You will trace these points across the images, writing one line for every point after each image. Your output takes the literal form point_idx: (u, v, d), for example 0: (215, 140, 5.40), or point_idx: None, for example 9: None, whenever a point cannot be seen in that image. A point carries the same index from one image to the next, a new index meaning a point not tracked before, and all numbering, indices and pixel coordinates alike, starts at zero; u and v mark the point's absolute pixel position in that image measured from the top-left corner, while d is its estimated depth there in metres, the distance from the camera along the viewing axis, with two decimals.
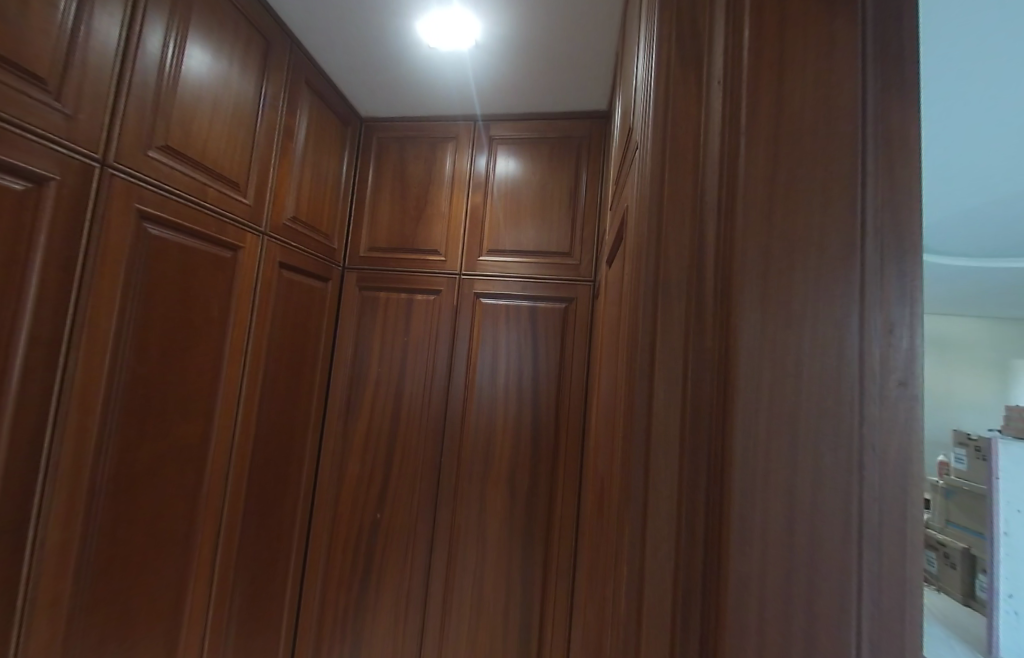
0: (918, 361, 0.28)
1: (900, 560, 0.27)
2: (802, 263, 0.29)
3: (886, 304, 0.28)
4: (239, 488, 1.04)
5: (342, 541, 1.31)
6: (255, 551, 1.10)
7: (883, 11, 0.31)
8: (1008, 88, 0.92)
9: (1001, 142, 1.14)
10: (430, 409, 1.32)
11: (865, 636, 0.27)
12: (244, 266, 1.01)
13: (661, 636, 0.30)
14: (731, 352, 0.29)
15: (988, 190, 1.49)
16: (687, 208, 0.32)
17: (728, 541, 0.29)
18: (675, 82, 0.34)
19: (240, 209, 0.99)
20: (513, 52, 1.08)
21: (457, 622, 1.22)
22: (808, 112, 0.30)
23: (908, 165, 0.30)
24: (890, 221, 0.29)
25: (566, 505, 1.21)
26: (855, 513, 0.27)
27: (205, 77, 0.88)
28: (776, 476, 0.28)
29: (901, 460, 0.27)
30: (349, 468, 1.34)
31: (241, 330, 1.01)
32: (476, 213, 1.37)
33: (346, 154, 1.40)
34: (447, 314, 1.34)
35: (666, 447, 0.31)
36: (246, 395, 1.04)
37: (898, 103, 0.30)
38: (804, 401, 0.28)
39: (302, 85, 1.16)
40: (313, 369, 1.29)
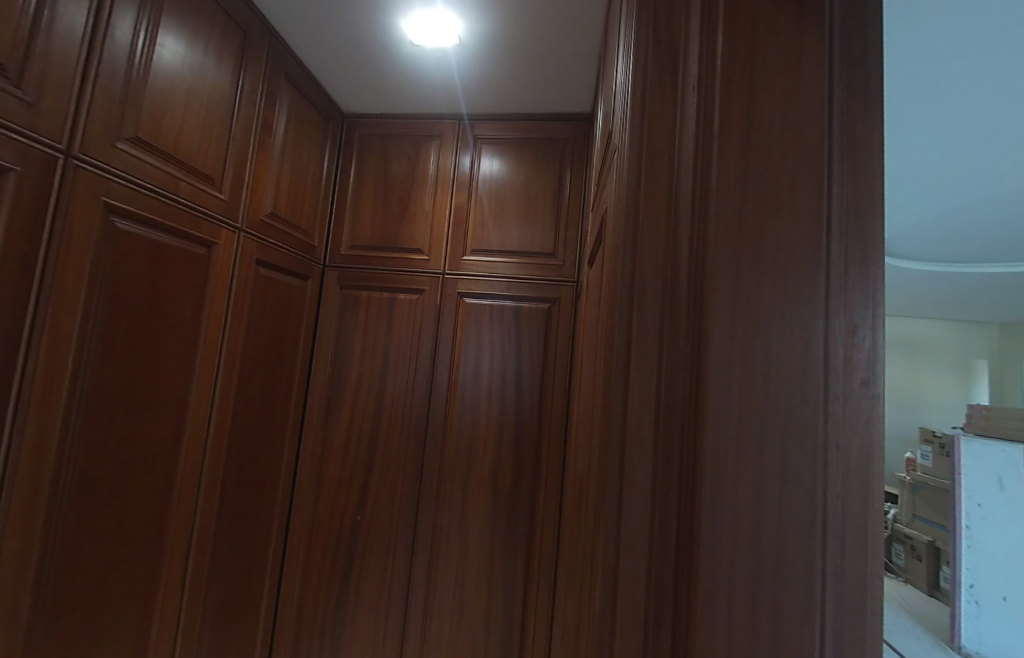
0: (879, 361, 0.29)
1: (861, 553, 0.28)
2: (771, 266, 0.30)
3: (850, 305, 0.29)
4: (213, 491, 1.01)
5: (321, 544, 1.29)
6: (229, 556, 1.07)
7: (849, 22, 0.31)
8: (965, 100, 0.97)
9: (958, 152, 1.20)
10: (412, 408, 1.30)
11: (829, 627, 0.28)
12: (219, 263, 0.98)
13: (634, 631, 0.30)
14: (702, 352, 0.30)
15: (949, 198, 1.56)
16: (661, 210, 0.32)
17: (699, 536, 0.29)
18: (652, 85, 0.34)
19: (214, 204, 0.96)
20: (497, 51, 1.07)
21: (439, 622, 1.21)
22: (778, 119, 0.30)
23: (872, 173, 0.31)
24: (854, 226, 0.30)
25: (548, 503, 1.22)
26: (820, 508, 0.28)
27: (179, 68, 0.85)
28: (745, 474, 0.29)
29: (863, 455, 0.28)
30: (329, 471, 1.31)
31: (215, 329, 0.98)
32: (460, 212, 1.36)
33: (326, 150, 1.37)
34: (430, 313, 1.33)
35: (641, 447, 0.31)
36: (221, 396, 1.01)
37: (862, 112, 0.31)
38: (771, 400, 0.29)
39: (280, 79, 1.14)
40: (291, 369, 1.27)
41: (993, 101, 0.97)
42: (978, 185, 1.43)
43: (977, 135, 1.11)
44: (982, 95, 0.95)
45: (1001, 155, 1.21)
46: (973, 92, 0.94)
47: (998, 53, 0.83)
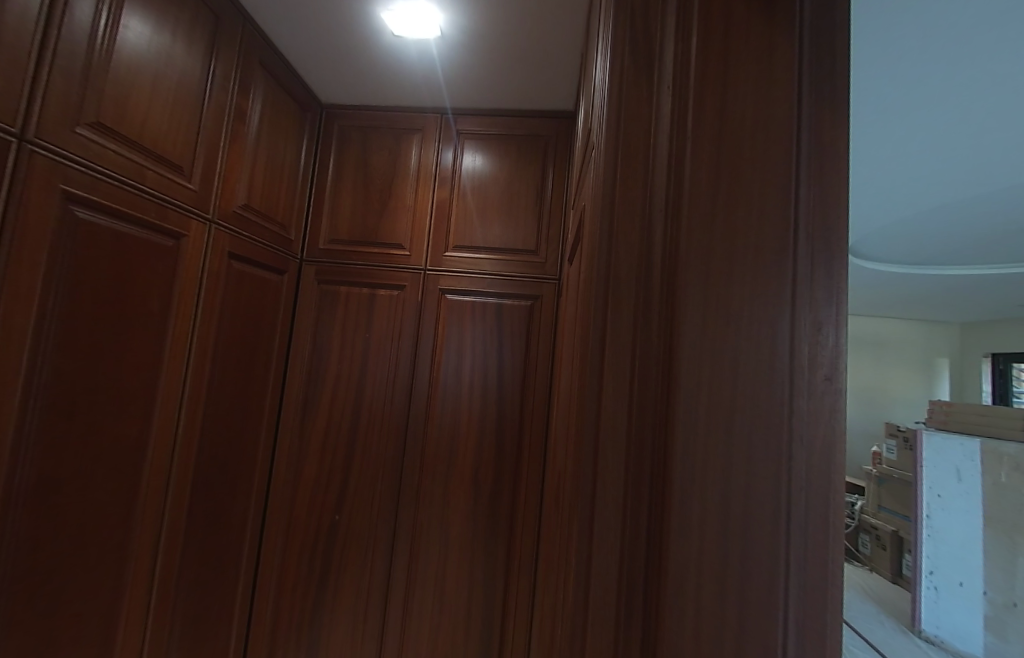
0: (843, 357, 0.30)
1: (823, 542, 0.29)
2: (740, 266, 0.30)
3: (816, 304, 0.30)
4: (182, 491, 0.97)
5: (298, 545, 1.26)
6: (200, 558, 1.04)
7: (818, 25, 0.32)
8: (934, 76, 1.00)
9: (929, 136, 1.25)
10: (393, 406, 1.29)
11: (792, 616, 0.28)
12: (188, 255, 0.95)
13: (606, 625, 0.31)
14: (675, 349, 0.30)
15: (919, 191, 1.63)
16: (636, 207, 0.33)
17: (669, 528, 0.30)
18: (628, 82, 0.34)
19: (184, 194, 0.93)
20: (479, 45, 1.06)
21: (419, 620, 1.21)
22: (749, 120, 0.31)
23: (838, 175, 0.31)
24: (820, 226, 0.31)
25: (529, 500, 1.23)
26: (784, 500, 0.29)
27: (146, 52, 0.82)
28: (713, 468, 0.29)
29: (827, 449, 0.29)
30: (306, 470, 1.29)
31: (185, 324, 0.95)
32: (443, 208, 1.35)
33: (304, 141, 1.34)
34: (411, 310, 1.32)
35: (614, 442, 0.32)
36: (191, 395, 0.97)
37: (829, 115, 0.32)
38: (739, 395, 0.29)
39: (255, 66, 1.10)
40: (267, 366, 1.23)
41: (961, 79, 1.00)
42: (946, 177, 1.50)
43: (947, 116, 1.15)
44: (953, 69, 0.98)
45: (969, 141, 1.25)
46: (945, 65, 0.97)
47: (966, 24, 0.86)
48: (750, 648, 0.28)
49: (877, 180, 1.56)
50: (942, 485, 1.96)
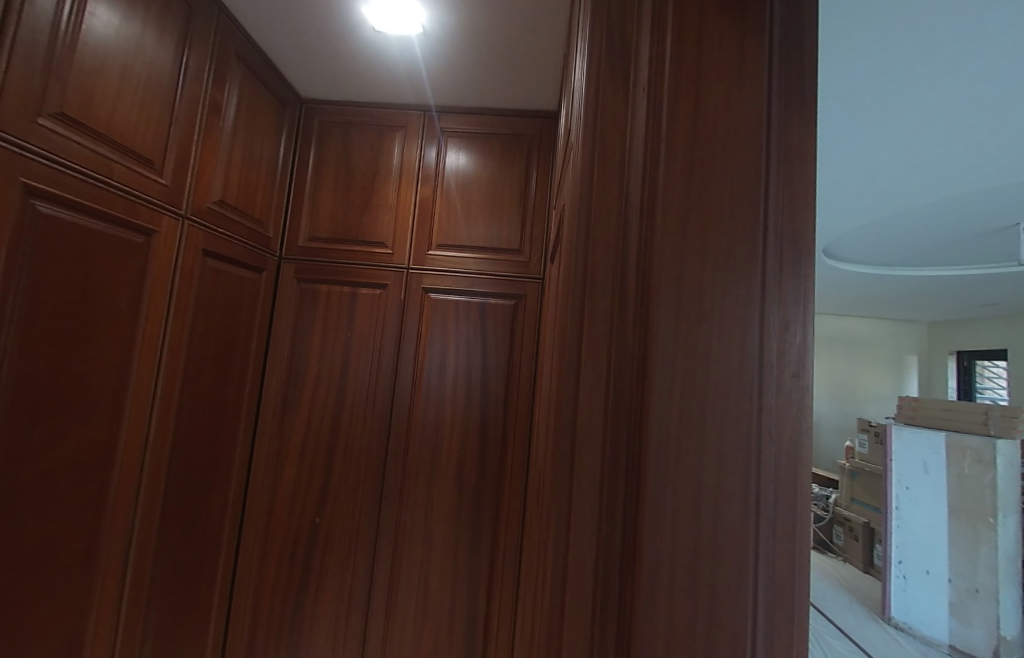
0: (810, 355, 0.31)
1: (791, 535, 0.30)
2: (711, 265, 0.31)
3: (784, 303, 0.31)
4: (154, 495, 0.94)
5: (277, 549, 1.24)
6: (175, 563, 1.02)
7: (788, 32, 0.33)
8: (901, 80, 1.04)
9: (897, 140, 1.30)
10: (375, 406, 1.27)
11: (761, 605, 0.29)
12: (160, 252, 0.92)
13: (582, 621, 0.31)
14: (649, 348, 0.31)
15: (888, 195, 1.69)
16: (612, 207, 0.33)
17: (643, 521, 0.30)
18: (604, 83, 0.34)
19: (156, 189, 0.90)
20: (461, 42, 1.06)
21: (402, 622, 1.20)
22: (720, 125, 0.32)
23: (804, 179, 0.32)
24: (789, 228, 0.32)
25: (512, 499, 1.23)
26: (753, 493, 0.30)
27: (114, 41, 0.79)
28: (686, 463, 0.30)
29: (793, 444, 0.30)
30: (285, 472, 1.26)
31: (156, 323, 0.92)
32: (426, 207, 1.33)
33: (282, 136, 1.31)
34: (393, 309, 1.30)
35: (591, 440, 0.32)
36: (163, 396, 0.95)
37: (797, 120, 0.33)
38: (711, 391, 0.30)
39: (231, 57, 1.07)
40: (244, 367, 1.20)
41: (927, 84, 1.04)
42: (914, 181, 1.56)
43: (914, 120, 1.19)
44: (920, 73, 1.01)
45: (933, 146, 1.31)
46: (912, 70, 1.01)
47: (931, 31, 0.89)
48: (721, 639, 0.29)
49: (850, 182, 1.62)
50: (908, 477, 2.06)
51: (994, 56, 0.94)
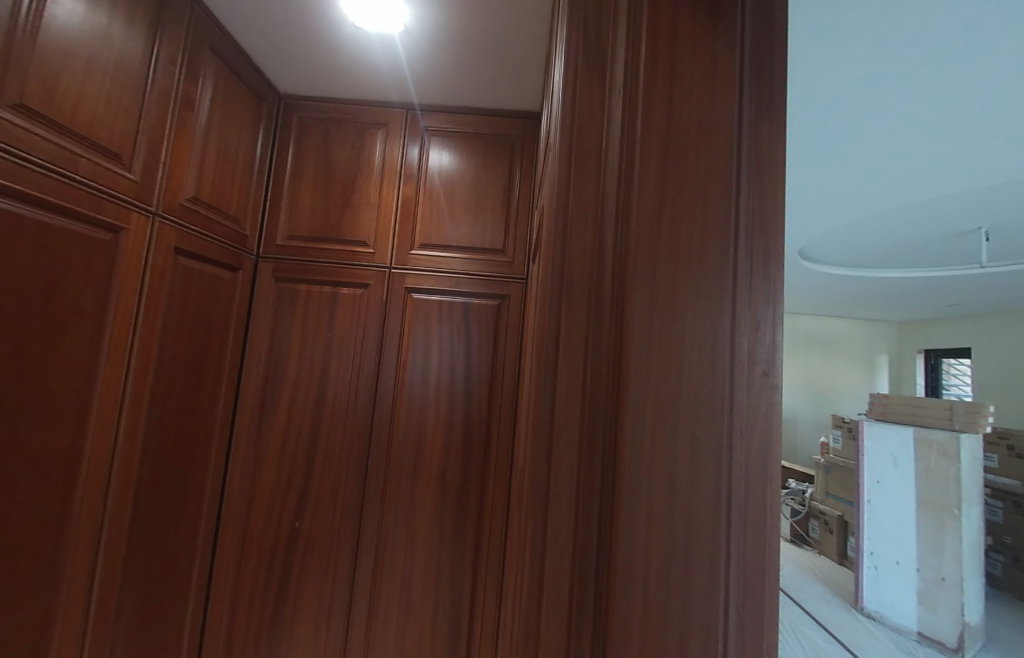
0: (779, 354, 0.32)
1: (760, 530, 0.31)
2: (685, 267, 0.32)
3: (754, 304, 0.32)
4: (124, 502, 0.91)
5: (254, 556, 1.21)
6: (147, 571, 0.99)
7: (758, 39, 0.34)
8: (869, 87, 1.08)
9: (867, 145, 1.34)
10: (356, 407, 1.25)
11: (732, 599, 0.30)
12: (129, 251, 0.89)
13: (558, 620, 0.31)
14: (624, 349, 0.31)
15: (860, 199, 1.75)
16: (589, 208, 0.33)
17: (618, 519, 0.31)
18: (581, 86, 0.35)
19: (124, 186, 0.87)
20: (444, 40, 1.05)
21: (384, 627, 1.19)
22: (693, 128, 0.32)
23: (774, 183, 0.33)
24: (759, 230, 0.33)
25: (496, 500, 1.23)
26: (725, 489, 0.30)
27: (79, 31, 0.77)
28: (660, 460, 0.31)
29: (764, 440, 0.31)
30: (263, 478, 1.23)
31: (124, 323, 0.89)
32: (408, 206, 1.32)
33: (259, 132, 1.27)
34: (375, 309, 1.29)
35: (568, 441, 0.32)
36: (133, 399, 0.92)
37: (768, 125, 0.33)
38: (683, 390, 0.31)
39: (205, 50, 1.04)
40: (219, 369, 1.17)
41: (894, 90, 1.08)
42: (883, 185, 1.61)
43: (882, 127, 1.24)
44: (887, 80, 1.05)
45: (900, 151, 1.36)
46: (879, 77, 1.04)
47: (894, 40, 0.93)
48: (693, 636, 0.30)
49: (824, 186, 1.67)
50: (877, 470, 2.17)
51: (954, 65, 0.99)
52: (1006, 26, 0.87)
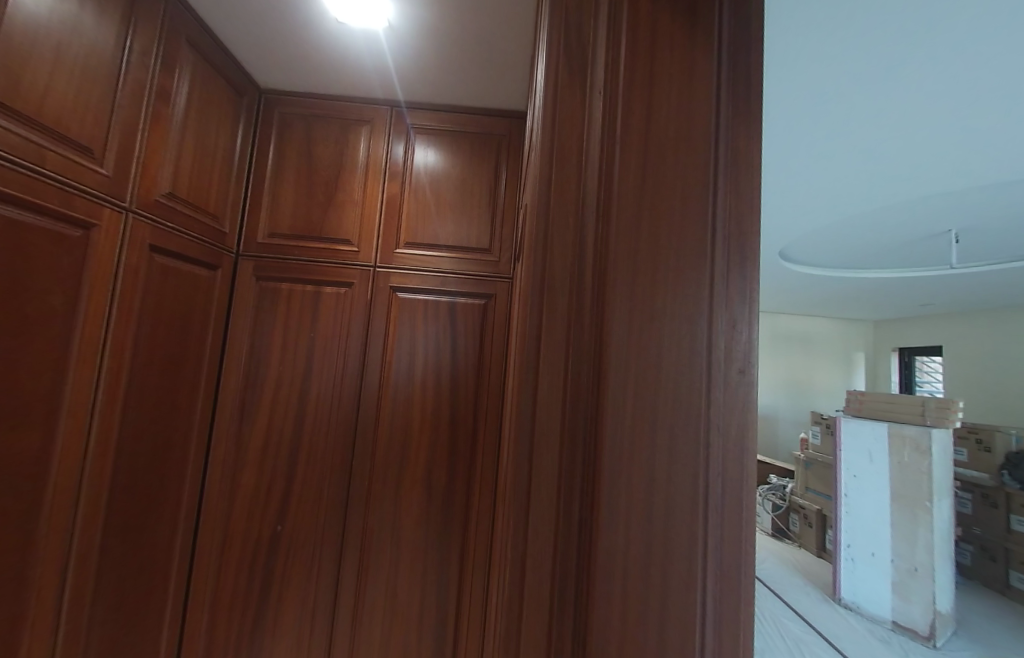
0: (755, 351, 0.33)
1: (737, 525, 0.31)
2: (664, 267, 0.32)
3: (731, 303, 0.32)
4: (96, 506, 0.89)
5: (235, 561, 1.18)
6: (121, 578, 0.96)
7: (735, 41, 0.35)
8: (842, 93, 1.12)
9: (842, 149, 1.38)
10: (340, 408, 1.24)
11: (709, 593, 0.31)
12: (100, 247, 0.87)
13: (539, 618, 0.31)
14: (603, 349, 0.32)
15: (838, 202, 1.80)
16: (570, 208, 0.33)
17: (599, 516, 0.31)
18: (563, 85, 0.35)
19: (95, 181, 0.85)
20: (429, 38, 1.05)
21: (369, 630, 1.17)
22: (671, 130, 0.33)
23: (750, 185, 0.34)
24: (735, 231, 0.33)
25: (482, 501, 1.23)
26: (702, 484, 0.31)
27: (46, 20, 0.75)
28: (639, 458, 0.31)
29: (740, 436, 0.32)
30: (243, 481, 1.20)
31: (96, 322, 0.87)
32: (393, 204, 1.31)
33: (239, 127, 1.24)
34: (360, 308, 1.27)
35: (549, 440, 0.32)
36: (105, 401, 0.89)
37: (744, 128, 0.34)
38: (662, 389, 0.31)
39: (181, 42, 1.02)
40: (197, 370, 1.14)
41: (865, 97, 1.12)
42: (860, 188, 1.66)
43: (856, 131, 1.28)
44: (859, 87, 1.09)
45: (874, 156, 1.41)
46: (853, 83, 1.08)
47: (863, 49, 0.96)
48: (672, 632, 0.30)
49: (802, 189, 1.71)
50: (853, 465, 2.25)
51: (919, 73, 1.03)
52: (965, 37, 0.92)
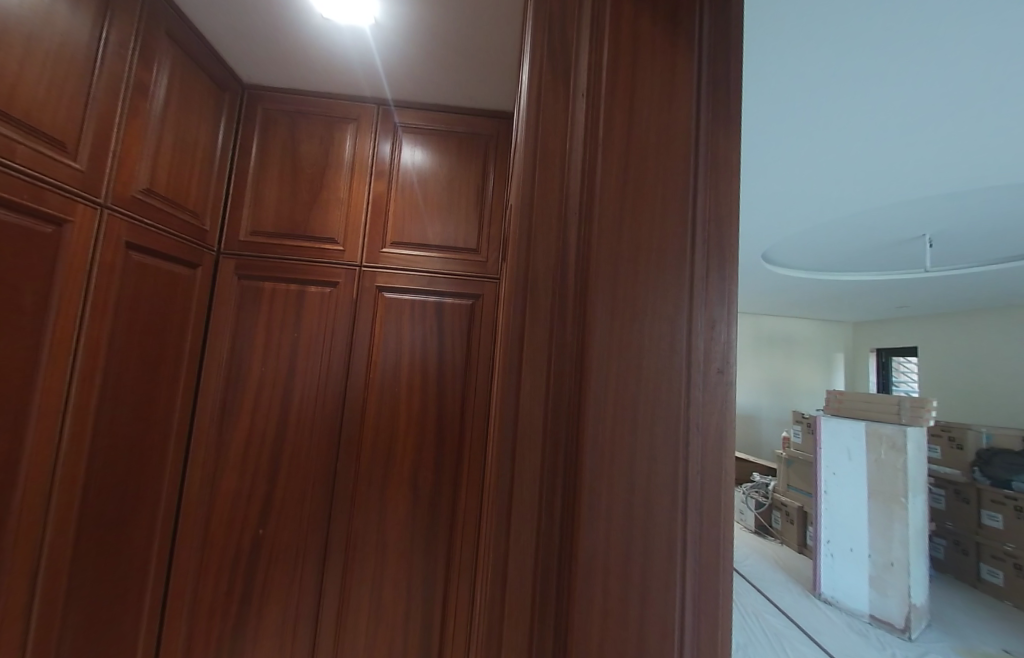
0: (733, 352, 0.33)
1: (716, 524, 0.32)
2: (644, 268, 0.32)
3: (711, 304, 0.33)
4: (68, 511, 0.86)
5: (215, 566, 1.16)
6: (95, 585, 0.93)
7: (715, 46, 0.35)
8: (820, 100, 1.15)
9: (821, 155, 1.42)
10: (324, 408, 1.22)
11: (688, 588, 0.31)
12: (73, 244, 0.84)
13: (521, 616, 0.31)
14: (585, 349, 0.32)
15: (817, 206, 1.85)
16: (553, 209, 0.34)
17: (580, 514, 0.31)
18: (546, 87, 0.35)
19: (68, 176, 0.82)
20: (416, 37, 1.05)
21: (354, 632, 1.16)
22: (653, 133, 0.33)
23: (729, 188, 0.34)
24: (715, 233, 0.34)
25: (469, 501, 1.22)
26: (682, 482, 0.31)
27: (16, 9, 0.72)
28: (620, 456, 0.31)
29: (718, 435, 0.32)
30: (223, 485, 1.18)
31: (68, 321, 0.84)
32: (380, 203, 1.30)
33: (220, 122, 1.22)
34: (345, 308, 1.25)
35: (531, 440, 0.32)
36: (77, 403, 0.87)
37: (723, 132, 0.35)
38: (643, 388, 0.31)
39: (160, 35, 0.99)
40: (175, 370, 1.11)
41: (842, 105, 1.16)
42: (839, 193, 1.71)
43: (835, 138, 1.31)
44: (837, 94, 1.12)
45: (852, 161, 1.44)
46: (831, 91, 1.11)
47: (839, 58, 0.99)
48: (651, 632, 0.30)
49: (784, 193, 1.75)
50: (831, 462, 2.31)
51: (892, 84, 1.06)
52: (934, 50, 0.95)
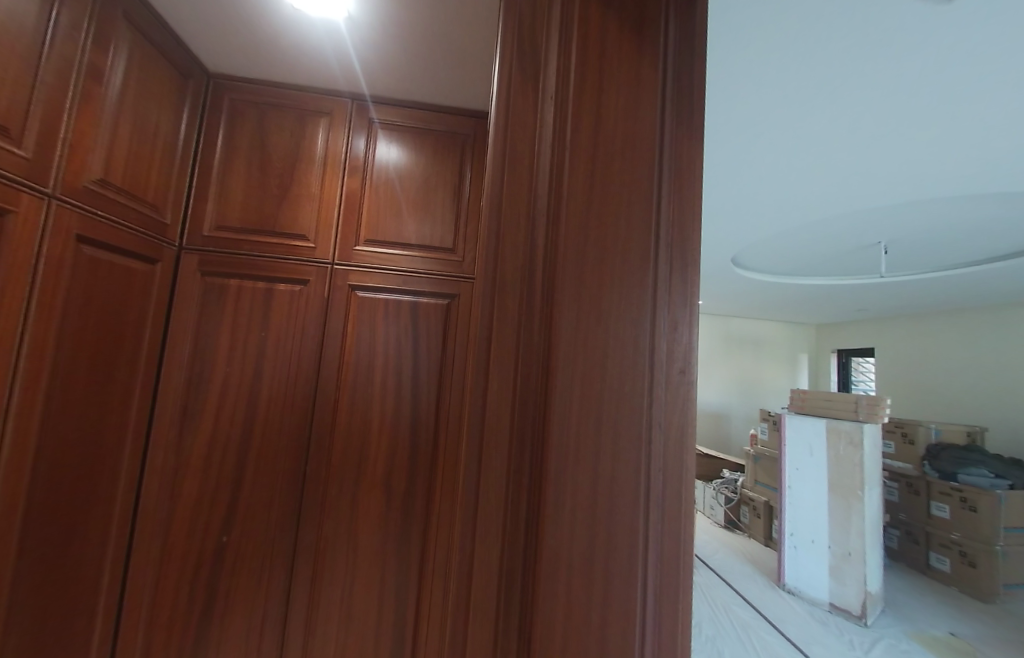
0: (695, 353, 0.34)
1: (677, 518, 0.33)
2: (610, 270, 0.33)
3: (673, 305, 0.34)
4: (9, 520, 0.81)
5: (176, 576, 1.10)
6: (41, 598, 0.88)
7: (680, 54, 0.36)
8: (784, 110, 1.20)
9: (785, 163, 1.48)
10: (292, 410, 1.19)
11: (650, 582, 0.32)
12: (17, 234, 0.79)
13: (485, 617, 0.31)
14: (552, 350, 0.32)
15: (782, 213, 1.93)
16: (521, 210, 0.34)
17: (545, 514, 0.31)
18: (515, 90, 0.35)
19: (12, 163, 0.78)
20: (392, 33, 1.04)
21: (323, 639, 1.14)
22: (619, 138, 0.34)
23: (692, 193, 0.35)
24: (678, 237, 0.34)
25: (442, 501, 1.22)
26: (643, 479, 0.32)
27: None
28: (585, 456, 0.32)
29: (680, 434, 0.33)
30: (184, 491, 1.13)
31: (10, 317, 0.79)
32: (353, 199, 1.27)
33: (183, 111, 1.16)
34: (316, 306, 1.22)
35: (498, 440, 0.32)
36: (21, 405, 0.81)
37: (687, 137, 0.36)
38: (607, 387, 0.32)
39: (117, 18, 0.94)
40: (131, 370, 1.06)
41: (804, 115, 1.21)
42: (801, 201, 1.79)
43: (798, 146, 1.38)
44: (800, 104, 1.17)
45: (814, 170, 1.51)
46: (793, 102, 1.16)
47: (800, 71, 1.04)
48: (613, 627, 0.31)
49: (750, 200, 1.82)
50: (794, 458, 2.42)
51: (849, 97, 1.12)
52: (887, 68, 1.01)
